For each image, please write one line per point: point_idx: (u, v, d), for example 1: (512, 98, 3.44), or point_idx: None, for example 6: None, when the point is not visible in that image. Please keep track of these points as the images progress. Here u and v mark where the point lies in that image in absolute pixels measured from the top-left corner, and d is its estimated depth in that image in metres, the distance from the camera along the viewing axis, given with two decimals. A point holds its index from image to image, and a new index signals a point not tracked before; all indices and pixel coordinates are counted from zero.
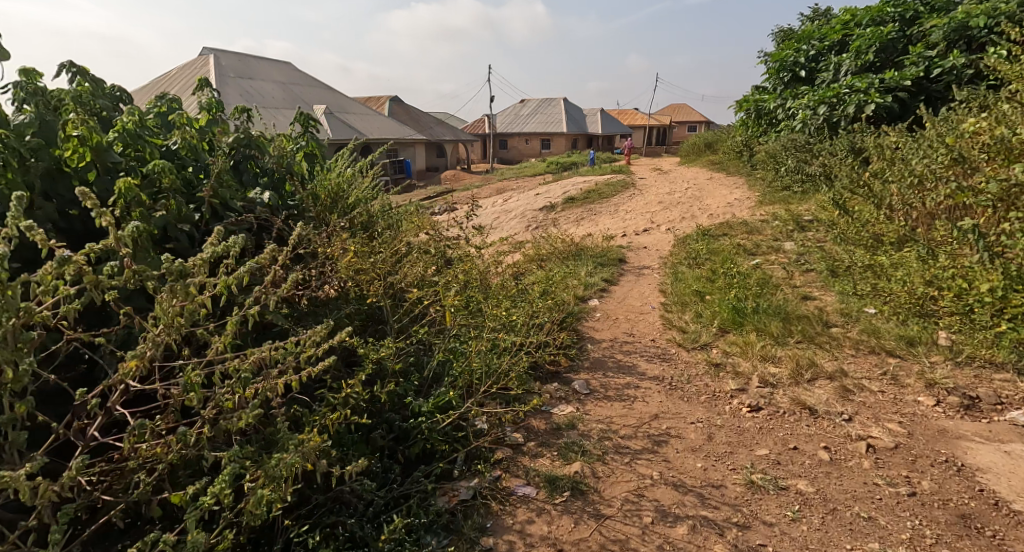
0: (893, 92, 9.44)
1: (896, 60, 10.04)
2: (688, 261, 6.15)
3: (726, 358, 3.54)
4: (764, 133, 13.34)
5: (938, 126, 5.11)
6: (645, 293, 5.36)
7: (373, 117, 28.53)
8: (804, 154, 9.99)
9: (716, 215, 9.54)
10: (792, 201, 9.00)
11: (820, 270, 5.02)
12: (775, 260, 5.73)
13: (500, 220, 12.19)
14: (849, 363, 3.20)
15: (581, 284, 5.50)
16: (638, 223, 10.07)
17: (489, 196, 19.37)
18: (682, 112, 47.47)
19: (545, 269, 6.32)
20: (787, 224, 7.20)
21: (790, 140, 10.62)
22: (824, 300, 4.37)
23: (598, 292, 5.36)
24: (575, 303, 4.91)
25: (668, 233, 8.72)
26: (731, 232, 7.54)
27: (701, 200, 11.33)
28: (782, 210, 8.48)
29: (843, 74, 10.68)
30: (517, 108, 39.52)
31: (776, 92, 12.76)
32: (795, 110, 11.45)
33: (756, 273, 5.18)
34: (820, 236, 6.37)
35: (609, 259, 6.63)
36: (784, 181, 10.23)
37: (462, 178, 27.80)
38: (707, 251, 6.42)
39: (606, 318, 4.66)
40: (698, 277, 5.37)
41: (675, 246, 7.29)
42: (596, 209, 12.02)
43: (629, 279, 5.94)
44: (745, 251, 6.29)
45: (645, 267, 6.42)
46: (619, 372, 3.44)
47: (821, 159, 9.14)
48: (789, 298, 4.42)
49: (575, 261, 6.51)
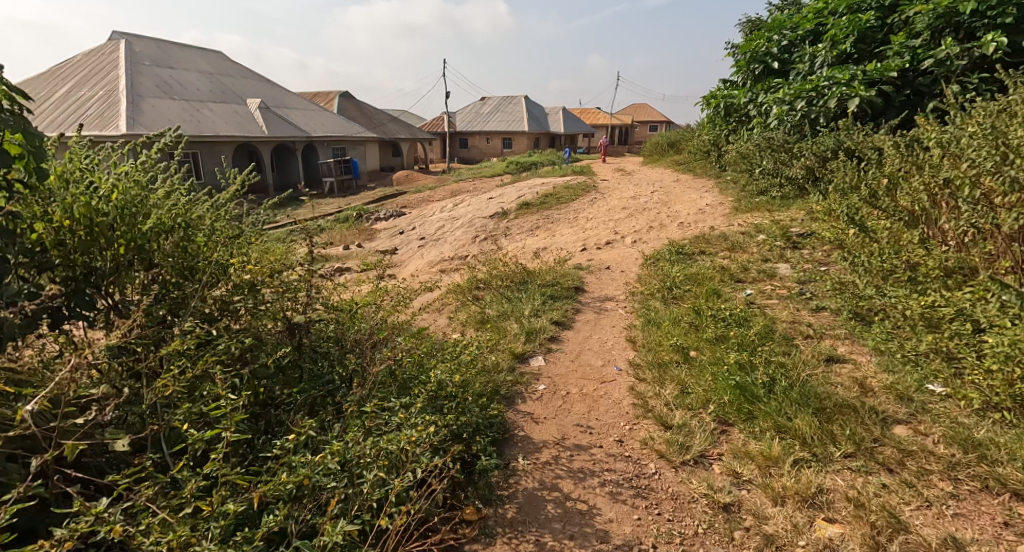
0: (876, 84, 8.26)
1: (876, 50, 8.83)
2: (663, 292, 4.81)
3: (736, 493, 2.19)
4: (734, 131, 12.20)
5: (982, 122, 3.81)
6: (608, 344, 4.01)
7: (314, 113, 26.39)
8: (780, 154, 8.79)
9: (688, 225, 8.29)
10: (773, 209, 7.83)
11: (840, 311, 3.75)
12: (772, 293, 4.44)
13: (444, 230, 10.75)
14: (956, 523, 1.90)
15: (520, 334, 4.08)
16: (600, 234, 8.77)
17: (443, 199, 17.80)
18: (644, 112, 46.67)
19: (481, 309, 4.85)
20: (776, 238, 5.95)
21: (764, 138, 9.42)
22: (861, 365, 3.07)
23: (543, 345, 3.93)
24: (508, 371, 3.49)
25: (633, 248, 7.43)
26: (709, 249, 6.22)
27: (670, 206, 10.11)
28: (764, 220, 7.26)
29: (819, 67, 9.45)
30: (475, 106, 37.78)
31: (745, 86, 11.55)
32: (767, 107, 10.26)
33: (755, 317, 3.83)
34: (822, 259, 5.11)
35: (562, 287, 5.25)
36: (760, 185, 9.07)
37: (416, 178, 26.00)
38: (684, 276, 5.10)
39: (558, 394, 3.21)
40: (677, 320, 4.04)
41: (643, 269, 5.93)
42: (552, 215, 10.70)
43: (586, 319, 4.54)
44: (731, 277, 4.99)
45: (608, 299, 5.04)
46: (564, 531, 2.06)
47: (805, 164, 7.97)
48: (809, 361, 3.09)
49: (518, 292, 5.08)
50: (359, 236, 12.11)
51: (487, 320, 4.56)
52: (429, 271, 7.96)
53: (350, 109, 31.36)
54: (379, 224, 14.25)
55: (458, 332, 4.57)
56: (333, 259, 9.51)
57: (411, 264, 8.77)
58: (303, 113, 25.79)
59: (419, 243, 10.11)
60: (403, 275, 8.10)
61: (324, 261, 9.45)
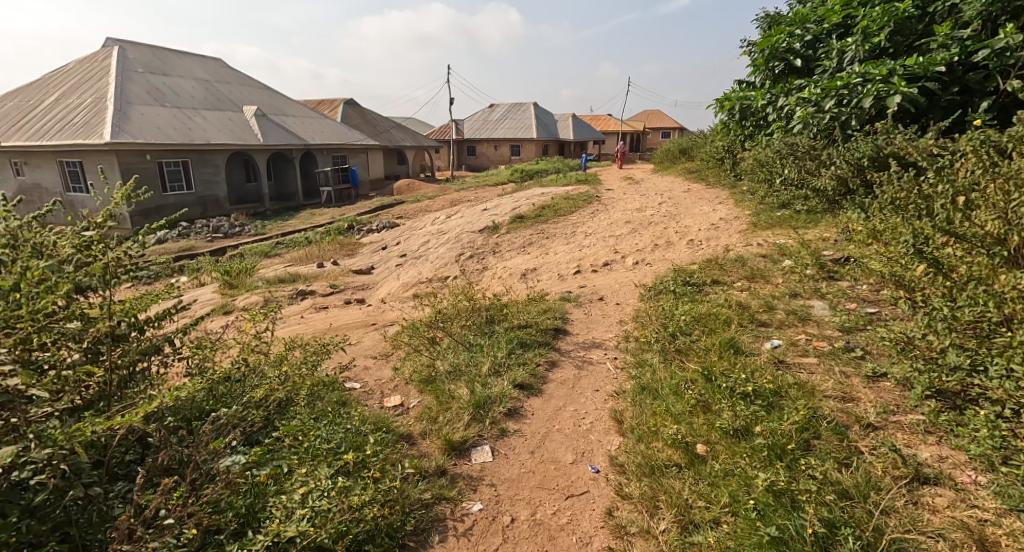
0: (918, 81, 7.10)
1: (917, 44, 7.66)
2: (664, 340, 3.73)
3: None
4: (751, 137, 11.08)
5: None
6: (586, 422, 2.96)
7: (312, 121, 25.68)
8: (807, 162, 7.67)
9: (698, 246, 7.24)
10: (799, 228, 6.74)
11: (913, 384, 2.64)
12: (808, 347, 3.36)
13: (428, 246, 9.76)
14: None
15: (466, 407, 3.04)
16: (598, 253, 7.72)
17: (440, 209, 16.85)
18: (655, 118, 45.51)
19: (431, 363, 3.82)
20: (807, 264, 4.86)
21: (786, 144, 8.31)
22: (969, 491, 1.97)
23: (495, 425, 2.89)
24: (434, 477, 2.46)
25: (634, 272, 6.36)
26: (723, 277, 5.13)
27: (678, 220, 9.06)
28: (789, 241, 6.18)
29: (849, 64, 8.19)
30: (481, 113, 36.92)
31: (762, 87, 10.40)
32: (790, 110, 9.10)
33: (790, 389, 2.74)
34: (870, 296, 4.01)
35: (539, 330, 4.20)
36: (782, 198, 7.99)
37: (418, 187, 25.13)
38: (692, 317, 4.02)
39: (499, 525, 2.20)
40: (679, 390, 2.96)
41: (642, 303, 4.86)
42: (548, 229, 9.67)
43: (562, 380, 3.48)
44: (752, 319, 3.91)
45: (594, 347, 3.98)
46: None
47: (836, 174, 6.87)
48: (885, 484, 2.01)
49: (482, 338, 4.04)
50: (339, 251, 11.17)
51: (435, 381, 3.54)
52: (402, 298, 6.98)
53: (354, 117, 30.59)
54: (366, 236, 13.32)
55: (398, 395, 3.56)
56: (301, 280, 8.56)
57: (383, 288, 7.80)
58: (302, 121, 25.13)
59: (399, 261, 9.13)
60: (372, 302, 7.12)
61: (291, 282, 8.49)
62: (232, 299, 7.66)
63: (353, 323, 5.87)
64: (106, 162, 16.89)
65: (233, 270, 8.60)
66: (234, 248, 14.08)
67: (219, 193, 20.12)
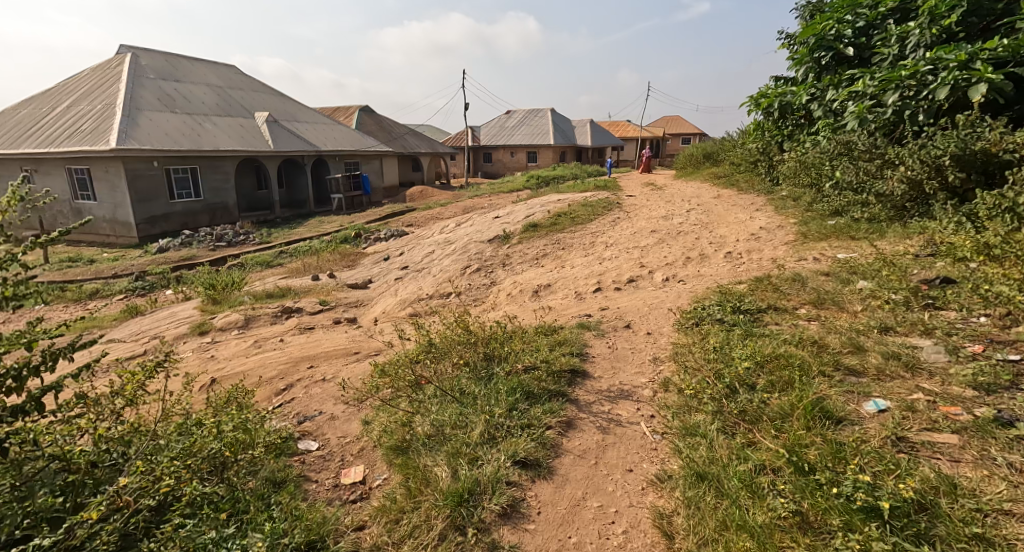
0: (1004, 68, 6.10)
1: (997, 26, 6.65)
2: (721, 394, 2.76)
3: None
4: (790, 137, 10.05)
5: None
6: (617, 535, 2.05)
7: (325, 127, 25.15)
8: (866, 162, 6.63)
9: (738, 260, 6.27)
10: (862, 240, 5.73)
11: None
12: (938, 412, 2.36)
13: (433, 257, 8.89)
14: None
15: (443, 504, 2.16)
16: (622, 267, 6.79)
17: (451, 217, 16.03)
18: (675, 123, 44.27)
19: (410, 419, 2.92)
20: (893, 287, 3.86)
21: (839, 143, 7.27)
22: None
23: (482, 539, 2.05)
24: None
25: (665, 292, 5.41)
26: (781, 302, 4.14)
27: (711, 229, 8.07)
28: (854, 257, 5.18)
29: (912, 51, 7.15)
30: (497, 119, 36.15)
31: (805, 82, 9.40)
32: (839, 105, 8.08)
33: (935, 510, 1.77)
34: (998, 335, 3.01)
35: (552, 371, 3.27)
36: (835, 204, 6.96)
37: (432, 194, 24.39)
38: (756, 358, 3.04)
39: None
40: (757, 492, 2.01)
41: (681, 335, 3.91)
42: (565, 239, 8.75)
43: (581, 452, 2.57)
44: (838, 365, 2.93)
45: (623, 400, 3.06)
46: None
47: (908, 176, 5.83)
48: None
49: (477, 385, 3.14)
50: (338, 263, 10.35)
51: (409, 449, 2.65)
52: (396, 319, 6.09)
53: (369, 123, 30.01)
54: (370, 246, 12.54)
55: (361, 465, 2.69)
56: (290, 296, 7.72)
57: (379, 304, 6.96)
58: (314, 127, 24.63)
59: (400, 274, 8.29)
60: (364, 323, 6.25)
61: (279, 298, 7.66)
62: (211, 317, 6.84)
63: (334, 351, 5.02)
64: (113, 169, 16.40)
65: (217, 284, 7.79)
66: (236, 257, 13.38)
67: (228, 200, 19.58)
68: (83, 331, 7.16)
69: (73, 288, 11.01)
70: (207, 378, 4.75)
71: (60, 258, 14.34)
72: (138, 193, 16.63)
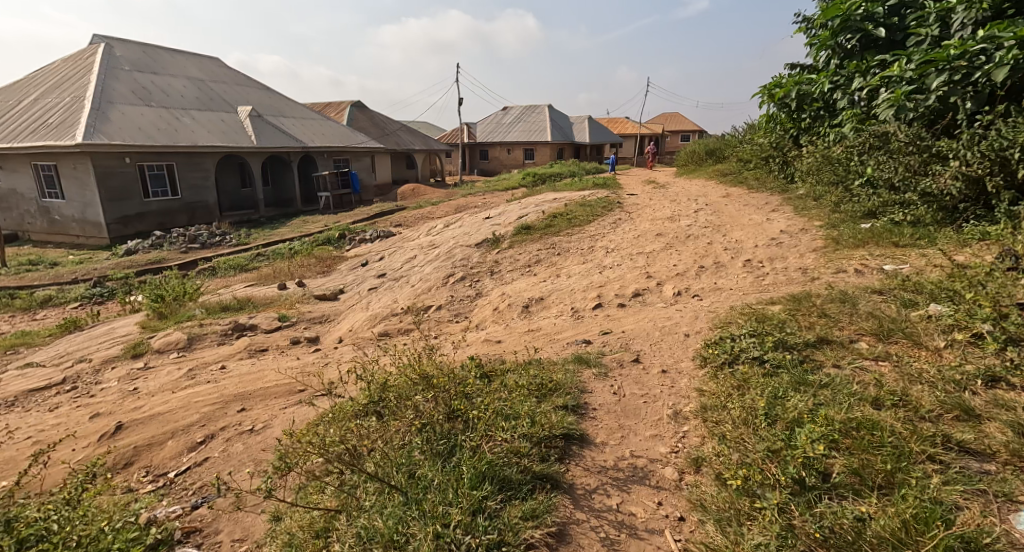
0: None
1: None
2: (785, 494, 1.86)
3: None
4: (809, 129, 9.13)
5: None
6: None
7: (312, 122, 24.14)
8: (908, 156, 5.72)
9: (760, 269, 5.39)
10: (912, 248, 4.84)
11: None
12: None
13: (414, 263, 7.98)
14: None
15: None
16: (625, 276, 5.90)
17: (441, 217, 15.10)
18: (676, 120, 43.24)
19: (330, 522, 2.03)
20: (988, 314, 2.95)
21: (872, 135, 6.36)
22: None
23: None
24: None
25: (677, 311, 4.50)
26: (835, 333, 3.22)
27: (724, 231, 7.17)
28: (907, 270, 4.30)
29: (958, 30, 6.26)
30: (493, 115, 35.14)
31: (826, 69, 8.50)
32: (867, 94, 7.19)
33: None
34: None
35: (535, 440, 2.36)
36: (869, 205, 6.06)
37: (424, 191, 23.38)
38: (824, 428, 2.12)
39: None
40: None
41: (706, 378, 3.00)
42: (561, 242, 7.85)
43: None
44: (949, 444, 2.03)
45: (636, 489, 2.18)
46: None
47: (962, 172, 4.97)
48: None
49: (430, 463, 2.23)
50: (313, 268, 9.42)
51: None
52: (361, 340, 5.18)
53: (359, 119, 29.00)
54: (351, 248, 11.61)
55: None
56: (248, 309, 6.80)
57: (347, 320, 6.06)
58: (300, 122, 23.63)
59: (374, 283, 7.39)
60: (326, 344, 5.35)
61: (235, 312, 6.73)
62: (150, 336, 5.92)
63: (275, 384, 4.11)
64: (81, 165, 15.41)
65: (166, 295, 6.87)
66: (207, 261, 12.44)
67: (208, 199, 18.60)
68: (8, 350, 6.26)
69: (24, 294, 10.06)
70: (116, 420, 3.86)
71: (21, 260, 13.40)
72: (109, 191, 15.65)
